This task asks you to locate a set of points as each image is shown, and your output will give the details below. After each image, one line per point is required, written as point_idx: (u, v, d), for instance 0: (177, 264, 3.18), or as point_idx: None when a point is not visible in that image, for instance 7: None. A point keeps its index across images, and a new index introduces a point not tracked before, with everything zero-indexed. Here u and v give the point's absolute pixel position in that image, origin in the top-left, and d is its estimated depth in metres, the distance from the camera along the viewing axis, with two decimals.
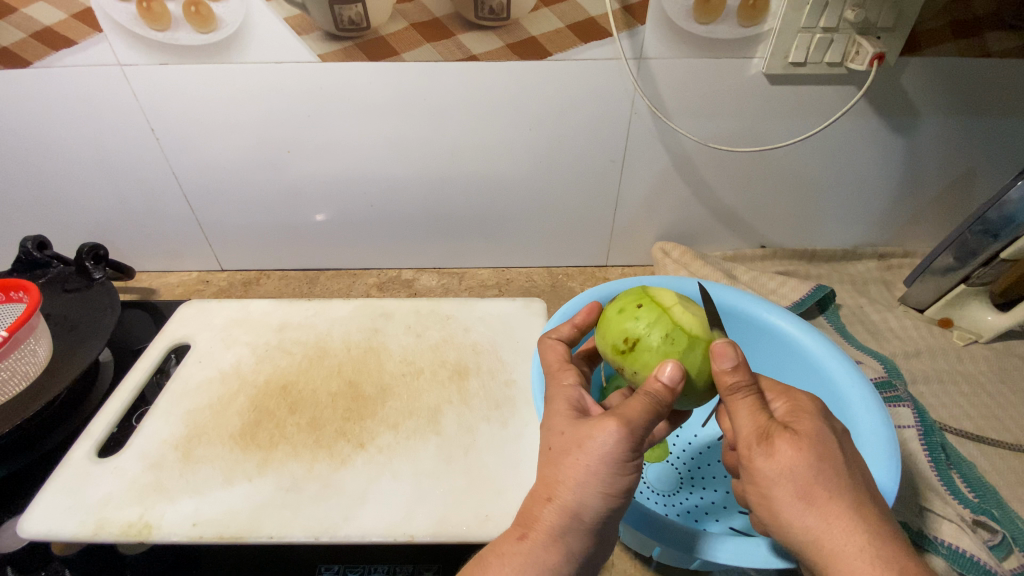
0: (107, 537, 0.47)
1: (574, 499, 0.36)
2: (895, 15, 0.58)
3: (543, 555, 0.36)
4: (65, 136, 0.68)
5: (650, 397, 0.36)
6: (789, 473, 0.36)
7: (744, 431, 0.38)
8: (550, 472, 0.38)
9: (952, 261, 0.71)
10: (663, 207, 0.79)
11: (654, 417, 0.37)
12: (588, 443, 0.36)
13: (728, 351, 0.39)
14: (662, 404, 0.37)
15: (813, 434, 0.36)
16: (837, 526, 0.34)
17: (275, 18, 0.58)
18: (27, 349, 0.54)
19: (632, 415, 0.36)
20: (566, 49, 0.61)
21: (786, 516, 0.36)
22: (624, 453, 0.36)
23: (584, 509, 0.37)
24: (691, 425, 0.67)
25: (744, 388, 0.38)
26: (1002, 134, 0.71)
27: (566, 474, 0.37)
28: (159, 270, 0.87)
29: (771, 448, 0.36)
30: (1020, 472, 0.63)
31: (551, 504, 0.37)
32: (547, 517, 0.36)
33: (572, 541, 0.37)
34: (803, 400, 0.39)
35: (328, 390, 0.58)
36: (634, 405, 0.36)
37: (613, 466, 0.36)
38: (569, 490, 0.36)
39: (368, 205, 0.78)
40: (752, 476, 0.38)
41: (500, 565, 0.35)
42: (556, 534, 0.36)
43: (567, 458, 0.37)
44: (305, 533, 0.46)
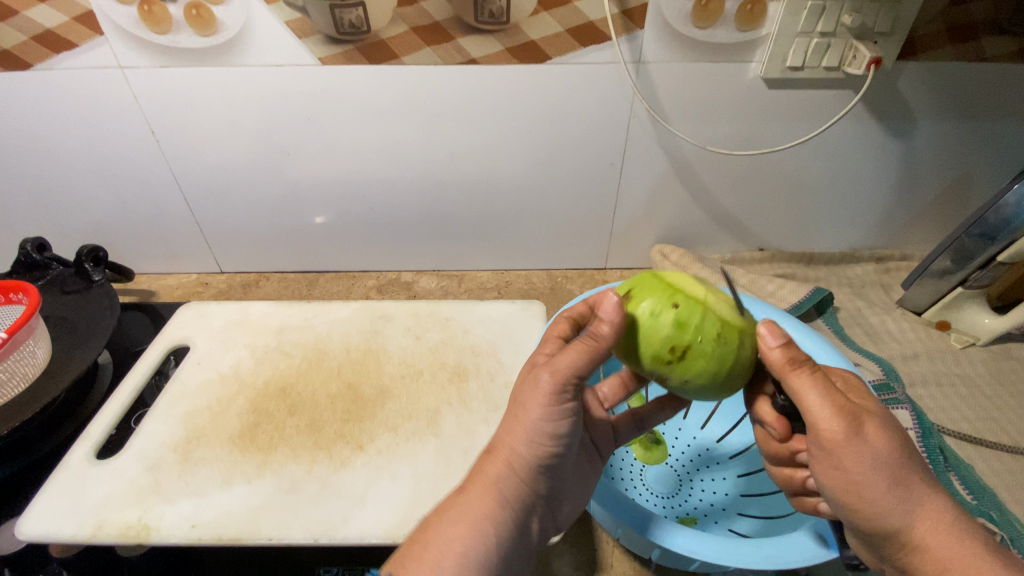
0: (105, 539, 0.46)
1: (510, 447, 0.39)
2: (891, 20, 0.58)
3: (478, 502, 0.39)
4: (65, 138, 0.68)
5: (586, 342, 0.38)
6: (883, 456, 0.36)
7: (824, 415, 0.36)
8: (497, 429, 0.41)
9: (950, 264, 0.72)
10: (662, 210, 0.79)
11: (591, 360, 0.38)
12: (523, 393, 0.39)
13: (775, 329, 0.38)
14: (597, 346, 0.37)
15: (880, 414, 0.38)
16: (929, 503, 0.36)
17: (276, 22, 0.58)
18: (26, 351, 0.54)
19: (563, 361, 0.38)
20: (566, 52, 0.61)
21: (881, 501, 0.36)
22: (555, 396, 0.38)
23: (517, 458, 0.39)
24: (689, 425, 0.66)
25: (809, 367, 0.37)
26: (999, 137, 0.72)
27: (503, 427, 0.40)
28: (158, 273, 0.87)
29: (862, 431, 0.36)
30: (1018, 474, 0.64)
31: (491, 457, 0.40)
32: (486, 467, 0.40)
33: (506, 488, 0.39)
34: (849, 381, 0.41)
35: (327, 392, 0.58)
36: (567, 352, 0.38)
37: (546, 415, 0.38)
38: (504, 439, 0.40)
39: (367, 208, 0.79)
40: (837, 462, 0.37)
41: (442, 514, 0.39)
42: (492, 482, 0.39)
43: (507, 414, 0.40)
44: (304, 535, 0.46)
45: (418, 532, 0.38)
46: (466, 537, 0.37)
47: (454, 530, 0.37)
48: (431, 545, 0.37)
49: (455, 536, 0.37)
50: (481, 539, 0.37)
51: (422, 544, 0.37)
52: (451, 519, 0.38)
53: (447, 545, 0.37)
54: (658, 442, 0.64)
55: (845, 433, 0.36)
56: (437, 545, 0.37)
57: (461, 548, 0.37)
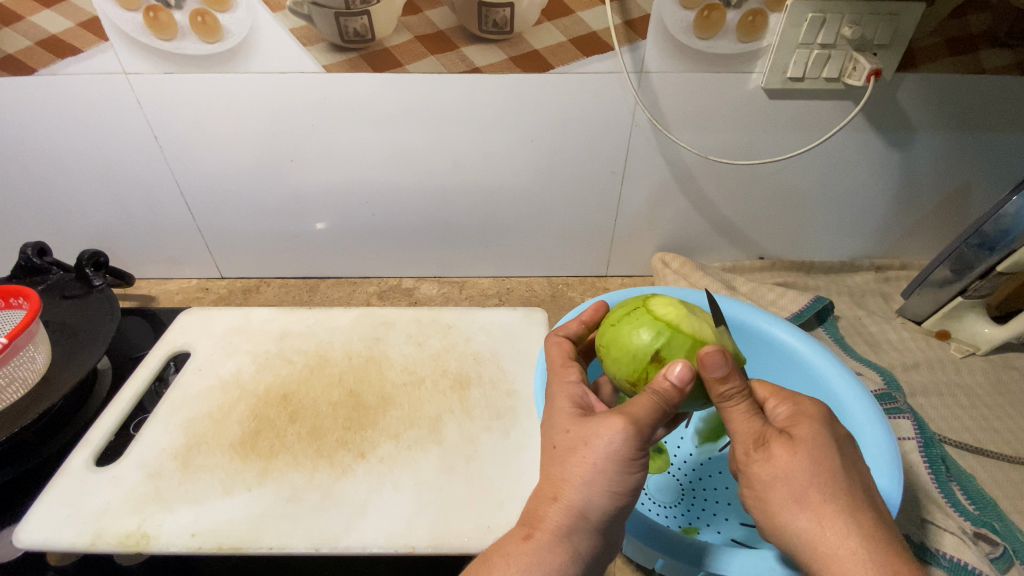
0: (104, 548, 0.46)
1: (581, 499, 0.37)
2: (891, 32, 0.59)
3: (549, 555, 0.36)
4: (68, 141, 0.68)
5: (657, 396, 0.36)
6: (784, 477, 0.36)
7: (740, 435, 0.39)
8: (557, 469, 0.38)
9: (949, 273, 0.72)
10: (662, 218, 0.80)
11: (662, 413, 0.37)
12: (597, 441, 0.36)
13: (720, 360, 0.37)
14: (670, 404, 0.37)
15: (810, 440, 0.37)
16: (831, 529, 0.34)
17: (281, 29, 0.59)
18: (25, 356, 0.53)
19: (640, 414, 0.36)
20: (568, 62, 0.62)
21: (782, 520, 0.37)
22: (631, 452, 0.36)
23: (589, 508, 0.37)
24: (691, 435, 0.67)
25: (739, 394, 0.38)
26: (997, 149, 0.72)
27: (572, 472, 0.37)
28: (158, 278, 0.87)
29: (768, 452, 0.37)
30: (1019, 484, 0.64)
31: (556, 503, 0.37)
32: (555, 517, 0.37)
33: (579, 541, 0.37)
34: (807, 405, 0.39)
35: (329, 399, 0.58)
36: (641, 405, 0.36)
37: (621, 464, 0.36)
38: (576, 489, 0.37)
39: (370, 215, 0.79)
40: (748, 480, 0.39)
41: (505, 565, 0.35)
42: (563, 532, 0.37)
43: (573, 455, 0.37)
44: (305, 544, 0.46)
45: (476, 566, 0.36)
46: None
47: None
48: None
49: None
50: None
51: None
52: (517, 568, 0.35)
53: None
54: (660, 452, 0.64)
55: (752, 453, 0.38)
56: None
57: None
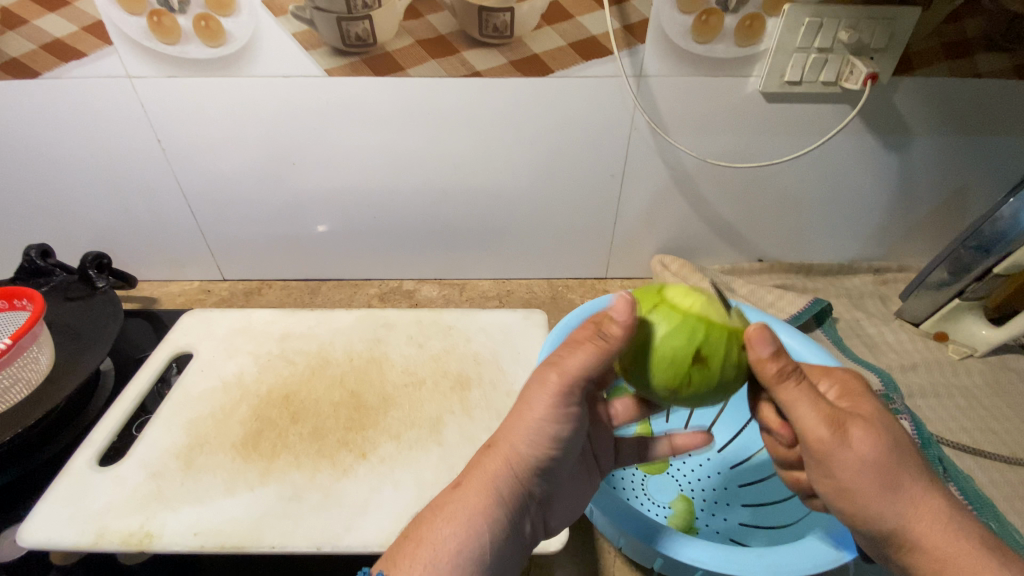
0: (107, 547, 0.46)
1: (512, 444, 0.40)
2: (887, 36, 0.59)
3: (472, 496, 0.39)
4: (72, 145, 0.68)
5: (601, 340, 0.37)
6: (873, 461, 0.36)
7: (810, 424, 0.37)
8: (499, 424, 0.42)
9: (946, 275, 0.73)
10: (661, 220, 0.80)
11: (602, 358, 0.38)
12: (532, 391, 0.40)
13: (767, 337, 0.36)
14: (607, 341, 0.37)
15: (877, 417, 0.38)
16: (924, 505, 0.36)
17: (283, 34, 0.60)
18: (29, 356, 0.54)
19: (574, 364, 0.39)
20: (567, 66, 0.63)
21: (869, 505, 0.37)
22: (560, 398, 0.39)
23: (517, 452, 0.40)
24: (690, 435, 0.67)
25: (794, 376, 0.37)
26: (994, 152, 0.73)
27: (507, 422, 0.41)
28: (160, 280, 0.87)
29: (848, 435, 0.37)
30: (1017, 485, 0.64)
31: (491, 451, 0.40)
32: (486, 463, 0.40)
33: (505, 486, 0.39)
34: (850, 381, 0.41)
35: (330, 400, 0.59)
36: (577, 354, 0.39)
37: (551, 412, 0.39)
38: (507, 436, 0.40)
39: (370, 217, 0.79)
40: (828, 469, 0.38)
41: (435, 511, 0.38)
42: (491, 477, 0.39)
43: (511, 407, 0.42)
44: (306, 543, 0.46)
45: (411, 528, 0.38)
46: (458, 532, 0.37)
47: (448, 528, 0.37)
48: (425, 539, 0.37)
49: (450, 532, 0.37)
50: (474, 534, 0.37)
51: (415, 542, 0.37)
52: (445, 516, 0.38)
53: (440, 543, 0.36)
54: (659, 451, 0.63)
55: (832, 440, 0.37)
56: (431, 543, 0.36)
57: (455, 540, 0.37)
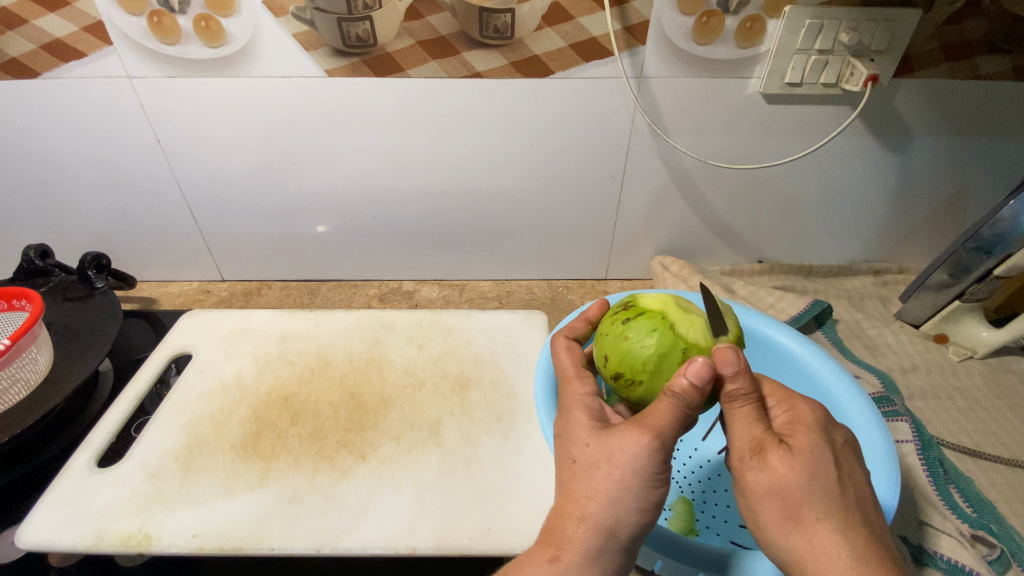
0: (105, 549, 0.46)
1: (611, 516, 0.36)
2: (888, 38, 0.60)
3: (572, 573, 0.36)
4: (72, 144, 0.68)
5: (677, 399, 0.35)
6: (777, 489, 0.36)
7: (739, 441, 0.38)
8: (578, 484, 0.38)
9: (946, 277, 0.73)
10: (661, 221, 0.80)
11: (683, 416, 0.36)
12: (620, 460, 0.36)
13: (734, 357, 0.38)
14: (691, 404, 0.35)
15: (807, 451, 0.36)
16: (822, 548, 0.34)
17: (283, 34, 0.59)
18: (28, 357, 0.54)
19: (660, 424, 0.36)
20: (568, 67, 0.63)
21: (771, 532, 0.37)
22: (654, 467, 0.36)
23: (617, 526, 0.37)
24: (691, 438, 0.67)
25: (745, 395, 0.38)
26: (994, 154, 0.73)
27: (598, 489, 0.37)
28: (159, 280, 0.87)
29: (765, 461, 0.36)
30: (1017, 487, 0.64)
31: (582, 522, 0.37)
32: (580, 536, 0.36)
33: (608, 559, 0.37)
34: (804, 411, 0.39)
35: (330, 401, 0.58)
36: (660, 415, 0.36)
37: (648, 479, 0.36)
38: (602, 507, 0.36)
39: (370, 217, 0.79)
40: (742, 487, 0.38)
41: None
42: (591, 553, 0.36)
43: (596, 472, 0.37)
44: (305, 544, 0.46)
45: None
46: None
47: None
48: None
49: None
50: None
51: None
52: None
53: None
54: None
55: (748, 460, 0.37)
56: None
57: None
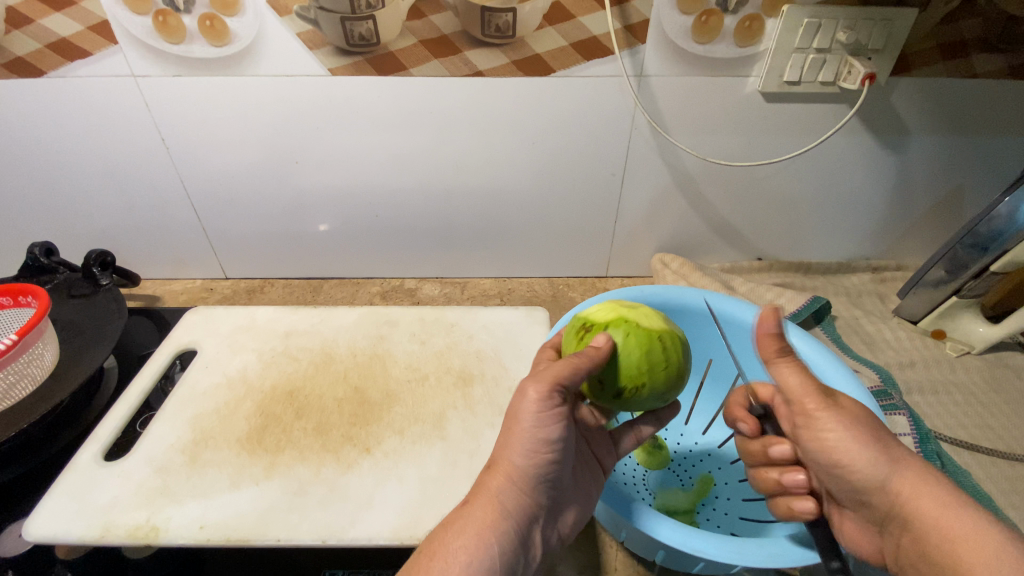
0: (113, 540, 0.47)
1: (508, 459, 0.41)
2: (884, 37, 0.60)
3: (481, 513, 0.39)
4: (76, 143, 0.69)
5: (573, 359, 0.40)
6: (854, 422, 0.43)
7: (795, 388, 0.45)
8: (498, 440, 0.42)
9: (943, 273, 0.74)
10: (661, 219, 0.81)
11: (578, 372, 0.40)
12: (518, 408, 0.41)
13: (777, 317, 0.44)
14: (584, 362, 0.40)
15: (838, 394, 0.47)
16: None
17: (287, 33, 0.60)
18: (34, 353, 0.54)
19: (554, 377, 0.40)
20: (568, 66, 0.63)
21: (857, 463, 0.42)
22: (543, 407, 0.40)
23: (516, 468, 0.41)
24: (691, 431, 0.68)
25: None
26: (991, 151, 0.74)
27: (504, 438, 0.42)
28: (163, 278, 0.88)
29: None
30: (1014, 480, 0.65)
31: (491, 471, 0.41)
32: (488, 480, 0.41)
33: (508, 499, 0.40)
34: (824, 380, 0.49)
35: (335, 396, 0.59)
36: (557, 369, 0.40)
37: (541, 421, 0.40)
38: (503, 451, 0.41)
39: (372, 215, 0.80)
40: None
41: (443, 532, 0.39)
42: (493, 493, 0.40)
43: (506, 424, 0.42)
44: (311, 536, 0.46)
45: (424, 543, 0.39)
46: (469, 546, 0.38)
47: (457, 542, 0.38)
48: (436, 558, 0.37)
49: (460, 548, 0.37)
50: (484, 552, 0.38)
51: (429, 556, 0.37)
52: (455, 531, 0.39)
53: (452, 557, 0.37)
54: (660, 447, 0.64)
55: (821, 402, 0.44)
56: (443, 556, 0.37)
57: (466, 561, 0.37)
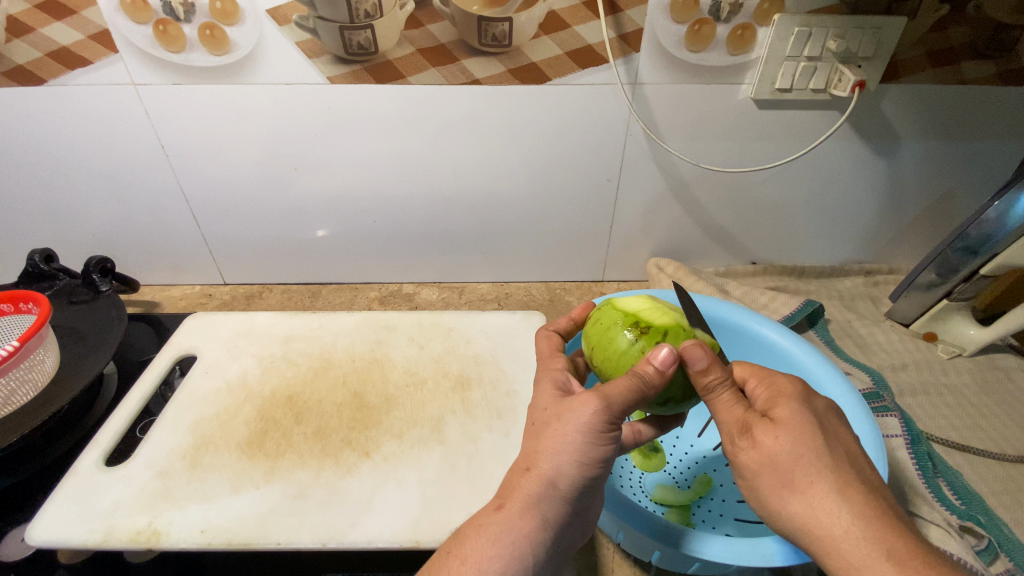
0: (115, 544, 0.47)
1: (554, 467, 0.39)
2: (874, 45, 0.62)
3: (518, 521, 0.38)
4: (77, 150, 0.69)
5: (639, 378, 0.39)
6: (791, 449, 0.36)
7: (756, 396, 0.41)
8: (534, 441, 0.40)
9: (934, 277, 0.75)
10: (656, 224, 0.82)
11: (638, 395, 0.39)
12: (572, 416, 0.39)
13: None
14: (648, 385, 0.39)
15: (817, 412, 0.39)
16: (822, 509, 0.35)
17: (287, 42, 0.61)
18: (36, 359, 0.55)
19: (616, 396, 0.38)
20: (564, 74, 0.64)
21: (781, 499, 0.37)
22: (602, 424, 0.39)
23: (559, 476, 0.39)
24: (687, 434, 0.69)
25: (721, 383, 0.40)
26: (980, 156, 0.75)
27: (546, 444, 0.39)
28: (162, 284, 0.88)
29: (751, 440, 0.38)
30: (1004, 480, 0.65)
31: (529, 474, 0.39)
32: (525, 486, 0.39)
33: (548, 507, 0.39)
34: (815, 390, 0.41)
35: (334, 400, 0.60)
36: (617, 386, 0.39)
37: (592, 433, 0.39)
38: (547, 458, 0.39)
39: (371, 221, 0.80)
40: (739, 472, 0.39)
41: (475, 537, 0.38)
42: (532, 501, 0.39)
43: (548, 429, 0.40)
44: (313, 539, 0.47)
45: (452, 543, 0.38)
46: (504, 555, 0.37)
47: (492, 549, 0.37)
48: (467, 562, 0.36)
49: (494, 555, 0.37)
50: (520, 560, 0.37)
51: (458, 559, 0.37)
52: (488, 537, 0.37)
53: (483, 562, 0.36)
54: (656, 451, 0.66)
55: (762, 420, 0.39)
56: (474, 563, 0.36)
57: (501, 569, 0.36)
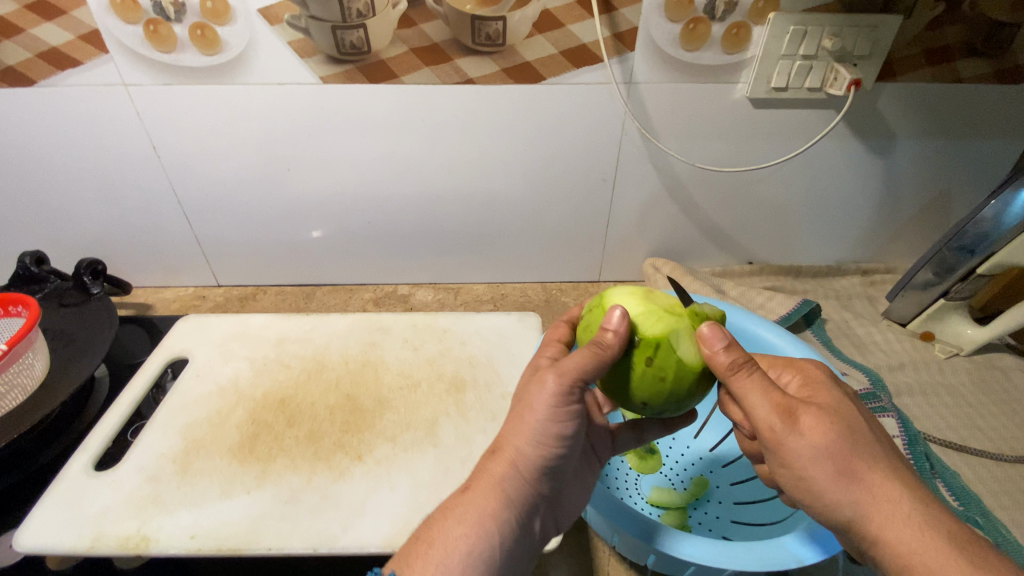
0: (103, 551, 0.46)
1: (515, 447, 0.40)
2: (870, 43, 0.61)
3: (482, 501, 0.38)
4: (67, 152, 0.69)
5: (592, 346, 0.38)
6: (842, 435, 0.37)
7: None
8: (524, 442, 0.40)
9: (931, 276, 0.74)
10: (653, 224, 0.81)
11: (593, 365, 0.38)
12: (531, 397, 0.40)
13: None
14: (600, 350, 0.38)
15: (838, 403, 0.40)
16: (883, 499, 0.35)
17: (279, 42, 0.60)
18: (25, 363, 0.54)
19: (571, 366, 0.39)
20: (559, 73, 0.64)
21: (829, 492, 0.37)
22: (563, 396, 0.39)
23: (521, 457, 0.39)
24: (683, 435, 0.68)
25: (749, 364, 0.38)
26: (977, 154, 0.75)
27: (511, 425, 0.40)
28: (155, 286, 0.87)
29: (798, 426, 0.37)
30: (1003, 480, 0.65)
31: (495, 456, 0.40)
32: (491, 467, 0.39)
33: (512, 488, 0.39)
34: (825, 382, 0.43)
35: (326, 403, 0.59)
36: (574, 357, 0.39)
37: (553, 411, 0.39)
38: (510, 438, 0.40)
39: (365, 222, 0.80)
40: (781, 460, 0.38)
41: (443, 519, 0.37)
42: (496, 482, 0.39)
43: (511, 413, 0.41)
44: (303, 544, 0.47)
45: (422, 531, 0.37)
46: (472, 536, 0.36)
47: (459, 530, 0.37)
48: (435, 546, 0.36)
49: (461, 536, 0.36)
50: (484, 541, 0.37)
51: (427, 543, 0.36)
52: (456, 518, 0.37)
53: (451, 545, 0.36)
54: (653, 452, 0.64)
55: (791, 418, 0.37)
56: (442, 545, 0.36)
57: (465, 548, 0.36)
